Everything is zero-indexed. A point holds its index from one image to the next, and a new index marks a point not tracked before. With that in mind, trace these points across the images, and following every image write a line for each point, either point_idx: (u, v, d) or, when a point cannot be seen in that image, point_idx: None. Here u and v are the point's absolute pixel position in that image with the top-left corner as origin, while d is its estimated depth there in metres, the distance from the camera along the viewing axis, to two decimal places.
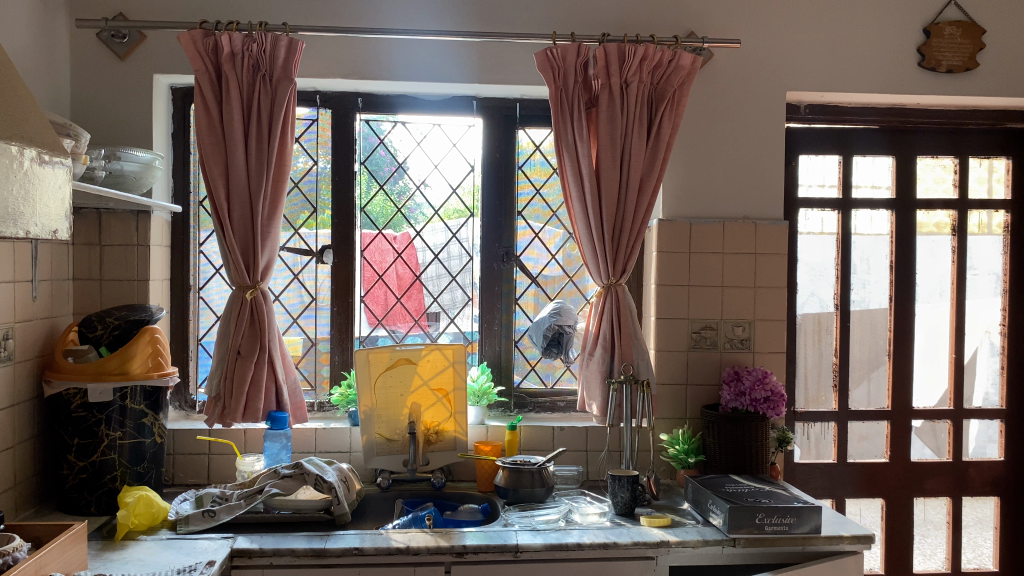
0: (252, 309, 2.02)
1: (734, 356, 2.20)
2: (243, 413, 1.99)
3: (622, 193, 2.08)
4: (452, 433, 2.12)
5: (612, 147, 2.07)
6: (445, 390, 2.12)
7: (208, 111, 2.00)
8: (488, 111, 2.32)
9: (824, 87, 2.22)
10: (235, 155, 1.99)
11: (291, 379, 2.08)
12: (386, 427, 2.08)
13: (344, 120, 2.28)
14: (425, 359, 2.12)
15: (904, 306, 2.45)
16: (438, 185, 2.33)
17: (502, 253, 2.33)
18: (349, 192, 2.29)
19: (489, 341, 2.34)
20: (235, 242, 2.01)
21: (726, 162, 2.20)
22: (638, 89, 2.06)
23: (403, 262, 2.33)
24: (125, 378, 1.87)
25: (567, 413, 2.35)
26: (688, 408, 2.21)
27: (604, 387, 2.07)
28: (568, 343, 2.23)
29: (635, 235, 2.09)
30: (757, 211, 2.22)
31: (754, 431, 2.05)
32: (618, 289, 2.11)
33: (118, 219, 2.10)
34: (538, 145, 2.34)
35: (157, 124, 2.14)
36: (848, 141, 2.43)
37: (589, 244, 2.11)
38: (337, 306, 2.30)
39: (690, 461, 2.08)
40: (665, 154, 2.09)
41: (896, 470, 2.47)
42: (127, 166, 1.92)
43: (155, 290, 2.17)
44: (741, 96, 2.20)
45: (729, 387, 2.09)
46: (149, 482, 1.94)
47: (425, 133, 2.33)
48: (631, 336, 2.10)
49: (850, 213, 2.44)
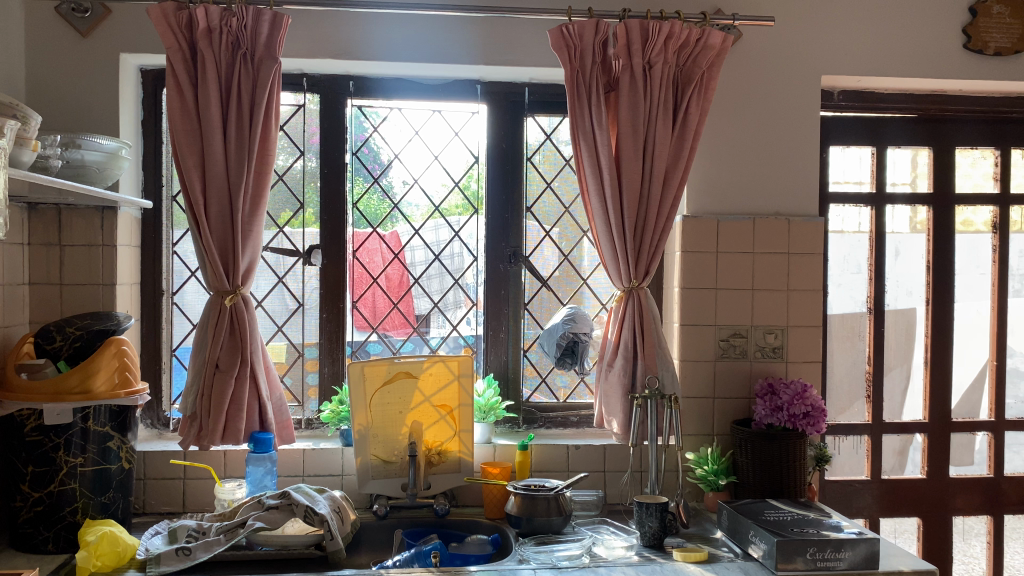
0: (231, 317, 1.79)
1: (765, 366, 2.00)
2: (222, 434, 1.76)
3: (645, 186, 1.87)
4: (456, 453, 1.90)
5: (634, 135, 1.86)
6: (448, 407, 1.90)
7: (182, 95, 1.77)
8: (492, 96, 2.10)
9: (862, 71, 2.03)
10: (212, 143, 1.77)
11: (276, 395, 1.85)
12: (383, 448, 1.86)
13: (333, 106, 2.06)
14: (426, 372, 1.89)
15: (942, 309, 2.26)
16: (439, 179, 2.12)
17: (509, 253, 2.11)
18: (339, 187, 2.07)
19: (494, 351, 2.12)
20: (213, 243, 1.78)
21: (755, 153, 2.00)
22: (663, 70, 1.86)
23: (399, 263, 2.11)
24: (88, 397, 1.65)
25: (581, 429, 2.13)
26: (716, 424, 2.00)
27: (625, 401, 1.86)
28: (583, 353, 2.00)
29: (659, 234, 1.89)
30: (790, 206, 2.02)
31: (793, 449, 1.86)
32: (640, 293, 1.89)
33: (80, 216, 1.87)
34: (547, 134, 2.13)
35: (124, 110, 1.91)
36: (881, 131, 2.24)
37: (608, 244, 1.89)
38: (325, 313, 2.07)
39: (721, 483, 1.89)
40: (692, 143, 1.88)
41: (933, 488, 2.28)
42: (89, 156, 1.70)
43: (124, 296, 1.93)
44: (772, 80, 2.00)
45: (763, 401, 1.90)
46: (115, 513, 1.72)
47: (423, 121, 2.11)
48: (655, 344, 1.89)
49: (884, 209, 2.25)
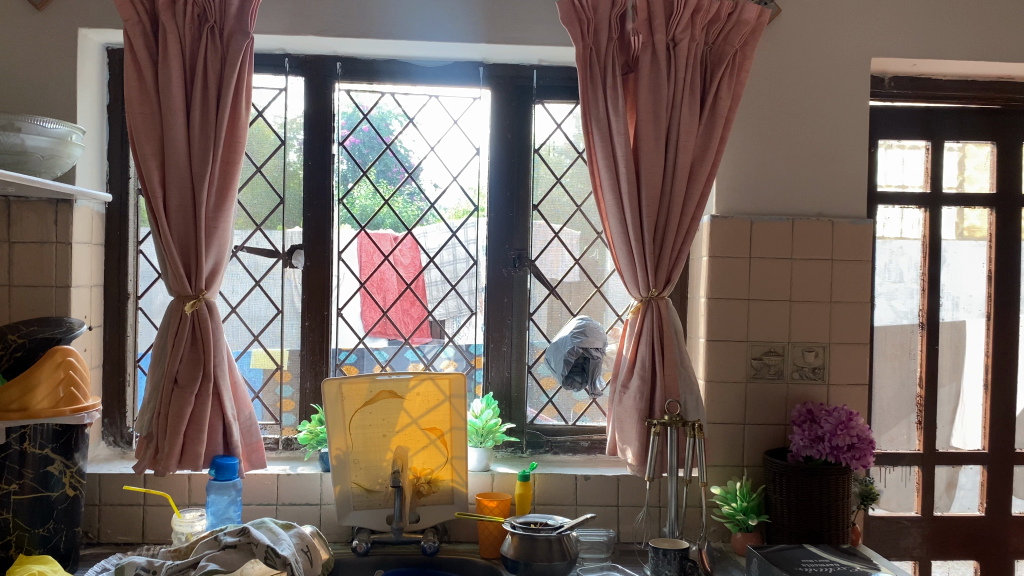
0: (193, 325, 1.58)
1: (803, 389, 1.76)
2: (179, 458, 1.55)
3: (667, 181, 1.63)
4: (448, 483, 1.66)
5: (655, 122, 1.62)
6: (439, 430, 1.65)
7: (141, 73, 1.57)
8: (497, 81, 1.87)
9: (920, 53, 1.77)
10: (174, 127, 1.56)
11: (244, 415, 1.64)
12: (365, 475, 1.63)
13: (319, 90, 1.85)
14: (414, 392, 1.65)
15: (1005, 325, 1.99)
16: (436, 173, 1.89)
17: (513, 256, 1.88)
18: (324, 181, 1.85)
19: (495, 365, 1.88)
20: (172, 242, 1.57)
21: (794, 146, 1.76)
22: (689, 49, 1.62)
23: (392, 266, 1.89)
24: (26, 416, 1.45)
25: (591, 455, 1.89)
26: (746, 454, 1.75)
27: (641, 428, 1.62)
28: (594, 371, 1.75)
29: (682, 235, 1.64)
30: (833, 206, 1.77)
31: (835, 486, 1.61)
32: (660, 303, 1.65)
33: (32, 209, 1.67)
34: (558, 124, 1.89)
35: (84, 92, 1.71)
36: (937, 123, 1.97)
37: (624, 247, 1.65)
38: (307, 321, 1.86)
39: (751, 523, 1.64)
40: (722, 133, 1.64)
41: (995, 528, 2.00)
42: (32, 142, 1.49)
43: (81, 300, 1.73)
44: (816, 63, 1.75)
45: (801, 429, 1.65)
46: (57, 547, 1.51)
47: (419, 108, 1.89)
48: (677, 363, 1.64)
49: (939, 211, 1.98)
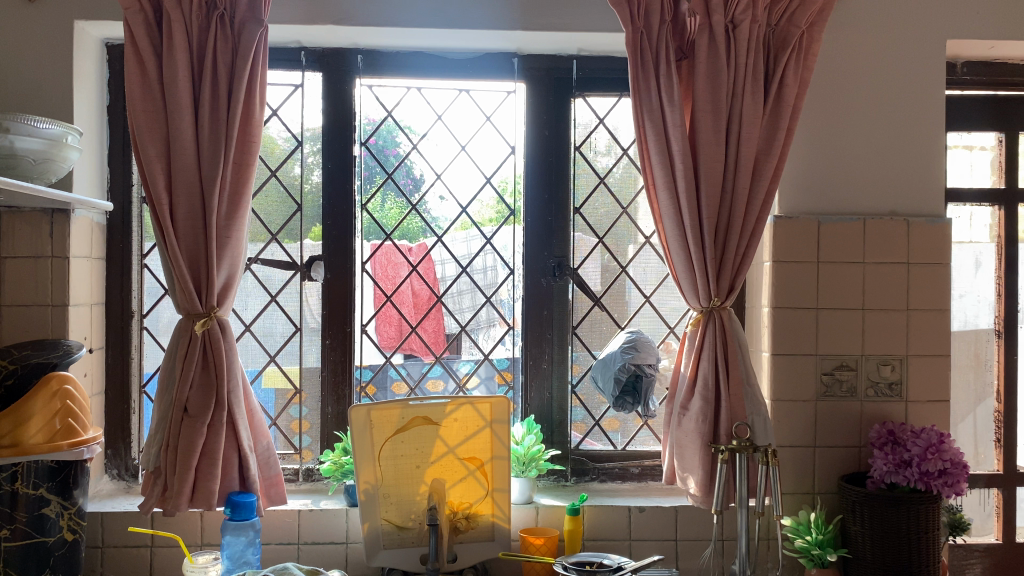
0: (205, 347, 1.41)
1: (879, 407, 1.58)
2: (190, 497, 1.38)
3: (729, 178, 1.46)
4: (489, 517, 1.49)
5: (715, 113, 1.46)
6: (478, 460, 1.48)
7: (143, 68, 1.41)
8: (532, 73, 1.72)
9: (1002, 32, 1.60)
10: (180, 126, 1.40)
11: (262, 446, 1.47)
12: (396, 511, 1.45)
13: (339, 85, 1.69)
14: (450, 419, 1.48)
15: None
16: (468, 175, 1.73)
17: (553, 264, 1.71)
18: (346, 185, 1.69)
19: (535, 384, 1.72)
20: (180, 254, 1.41)
21: (865, 137, 1.59)
22: (751, 31, 1.46)
23: (420, 277, 1.73)
24: (18, 452, 1.30)
25: (643, 483, 1.73)
26: (817, 481, 1.58)
27: (705, 454, 1.45)
28: (647, 391, 1.59)
29: (746, 239, 1.47)
30: (907, 204, 1.60)
31: (924, 517, 1.43)
32: (722, 314, 1.48)
33: (25, 221, 1.51)
34: (601, 119, 1.73)
35: (81, 90, 1.55)
36: (1014, 112, 1.79)
37: (681, 252, 1.48)
38: (328, 339, 1.69)
39: (829, 558, 1.46)
40: (789, 124, 1.47)
41: None
42: (23, 144, 1.33)
43: (80, 320, 1.56)
44: (885, 46, 1.59)
45: (883, 452, 1.48)
46: None
47: (448, 103, 1.73)
48: (743, 380, 1.47)
49: (1016, 208, 1.79)
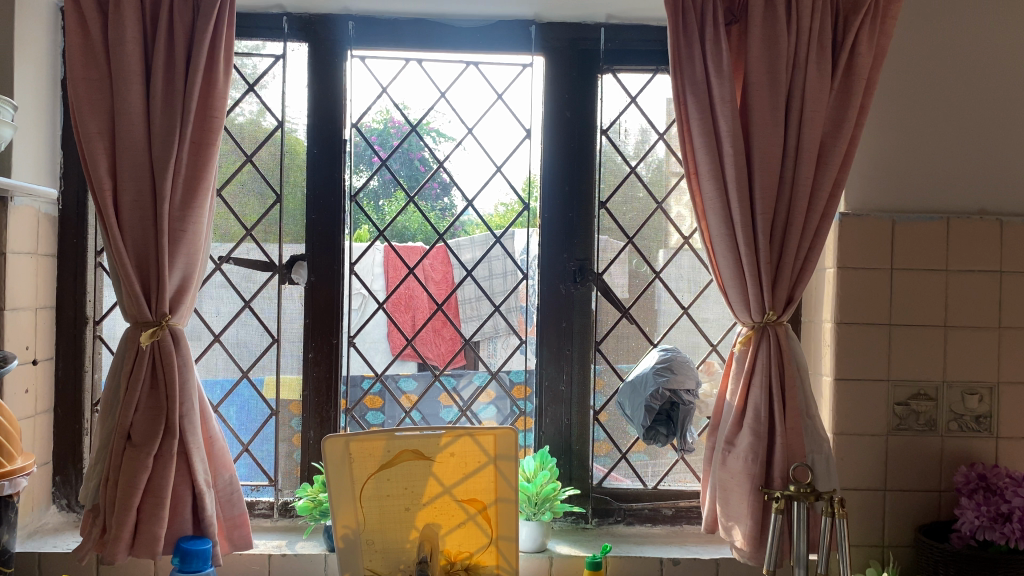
0: (154, 362, 1.18)
1: (964, 445, 1.31)
2: (131, 543, 1.15)
3: (788, 165, 1.21)
4: (492, 570, 1.23)
5: (771, 87, 1.21)
6: (479, 502, 1.23)
7: (87, 28, 1.19)
8: (554, 45, 1.47)
9: None
10: (129, 97, 1.17)
11: (223, 481, 1.24)
12: (380, 560, 1.21)
13: (327, 57, 1.45)
14: (446, 453, 1.23)
15: None
16: (476, 163, 1.49)
17: (574, 267, 1.47)
18: (334, 173, 1.45)
19: (552, 408, 1.47)
20: (126, 251, 1.18)
21: (950, 121, 1.32)
22: None
23: (418, 281, 1.48)
24: None
25: (677, 526, 1.48)
26: (888, 532, 1.32)
27: (755, 501, 1.18)
28: (684, 421, 1.33)
29: (808, 240, 1.22)
30: (999, 201, 1.33)
31: None
32: (778, 330, 1.22)
33: None
34: (633, 98, 1.47)
35: (25, 58, 1.33)
36: None
37: (729, 256, 1.23)
38: (312, 352, 1.46)
39: None
40: (862, 101, 1.22)
41: None
42: None
43: (21, 326, 1.34)
44: (978, 10, 1.32)
45: (974, 501, 1.21)
46: None
47: (453, 79, 1.49)
48: (801, 412, 1.22)
49: None
